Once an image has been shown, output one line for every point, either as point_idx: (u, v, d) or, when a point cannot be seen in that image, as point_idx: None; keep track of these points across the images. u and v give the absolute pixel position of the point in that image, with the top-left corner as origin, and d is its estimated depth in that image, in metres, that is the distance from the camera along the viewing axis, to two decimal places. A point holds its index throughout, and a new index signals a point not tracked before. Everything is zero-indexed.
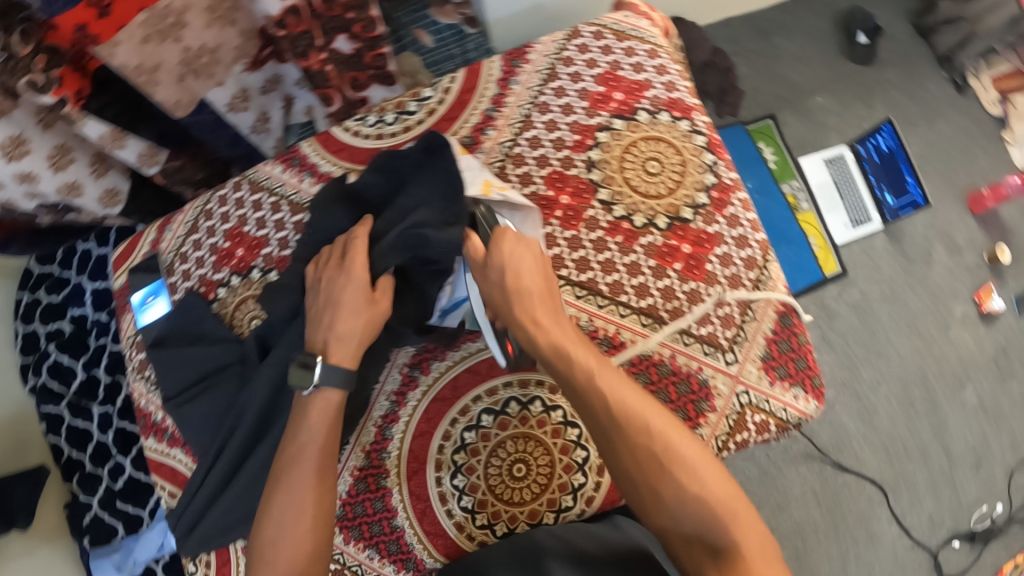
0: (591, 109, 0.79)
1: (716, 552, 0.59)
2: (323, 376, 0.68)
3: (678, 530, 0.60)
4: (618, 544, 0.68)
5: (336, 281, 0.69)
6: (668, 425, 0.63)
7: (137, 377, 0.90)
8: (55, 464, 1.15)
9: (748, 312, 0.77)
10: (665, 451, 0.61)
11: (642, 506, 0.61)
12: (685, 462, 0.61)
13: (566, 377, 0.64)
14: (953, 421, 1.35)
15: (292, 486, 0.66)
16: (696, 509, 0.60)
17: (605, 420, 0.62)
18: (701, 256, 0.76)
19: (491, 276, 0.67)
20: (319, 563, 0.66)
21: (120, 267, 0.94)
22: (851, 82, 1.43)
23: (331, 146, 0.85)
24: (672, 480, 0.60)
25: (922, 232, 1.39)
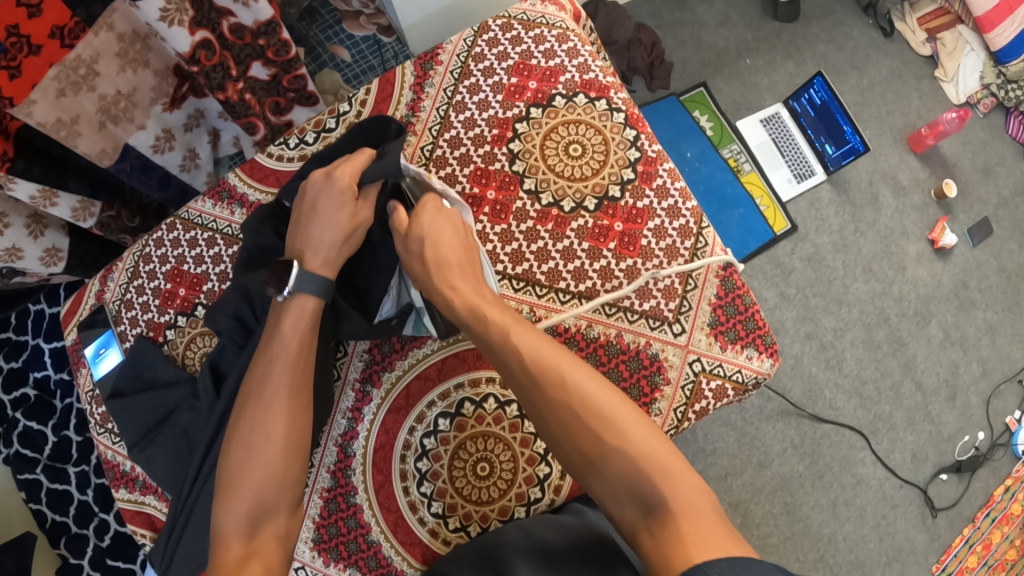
0: (507, 101, 0.80)
1: (647, 509, 0.51)
2: (300, 281, 0.68)
3: (606, 488, 0.54)
4: (578, 528, 0.69)
5: (321, 189, 0.69)
6: (591, 378, 0.57)
7: (100, 430, 0.89)
8: (40, 531, 1.10)
9: (689, 281, 0.77)
10: (585, 403, 0.55)
11: (573, 464, 0.56)
12: (605, 415, 0.55)
13: (486, 339, 0.61)
14: (921, 357, 1.37)
15: (263, 404, 0.65)
16: (619, 463, 0.53)
17: (522, 376, 0.58)
18: (635, 232, 0.77)
19: (412, 249, 0.65)
20: (288, 489, 0.64)
21: (70, 323, 0.93)
22: (777, 40, 1.44)
23: (256, 174, 0.84)
24: (593, 433, 0.54)
25: (866, 178, 1.40)
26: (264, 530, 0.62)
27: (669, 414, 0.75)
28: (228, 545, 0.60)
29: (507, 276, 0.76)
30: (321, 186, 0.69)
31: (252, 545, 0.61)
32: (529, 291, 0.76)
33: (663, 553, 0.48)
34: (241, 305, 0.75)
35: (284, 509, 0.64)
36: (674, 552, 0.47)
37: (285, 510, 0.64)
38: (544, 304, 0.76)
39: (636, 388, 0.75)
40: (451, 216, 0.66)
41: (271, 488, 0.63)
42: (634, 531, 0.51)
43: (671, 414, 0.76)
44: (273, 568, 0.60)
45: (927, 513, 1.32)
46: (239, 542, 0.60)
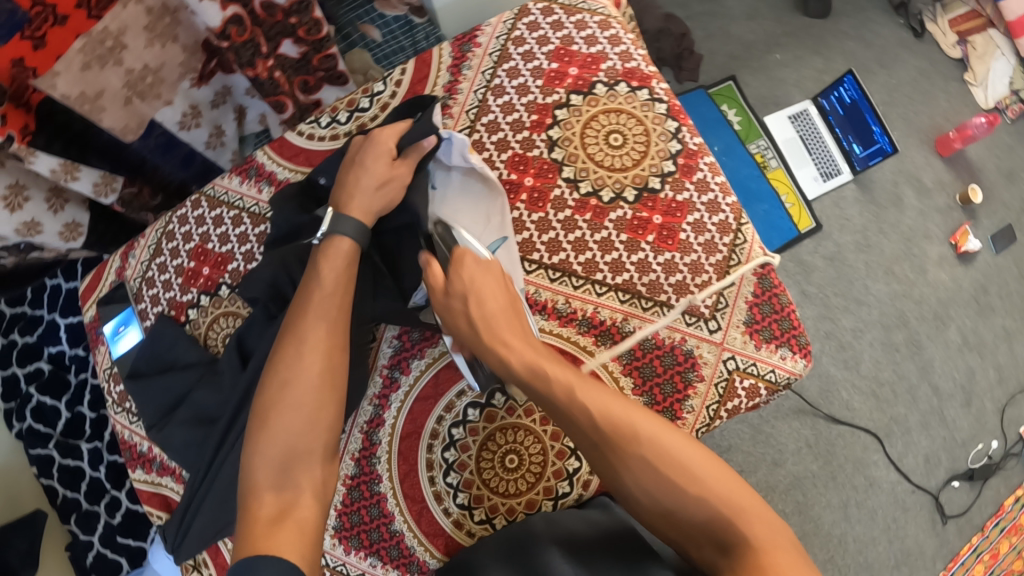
0: (546, 87, 0.78)
1: (727, 550, 0.50)
2: (333, 225, 0.68)
3: (685, 536, 0.53)
4: (609, 523, 0.66)
5: (361, 145, 0.70)
6: (655, 425, 0.56)
7: (118, 409, 0.88)
8: (51, 507, 1.09)
9: (727, 278, 0.75)
10: (656, 453, 0.54)
11: (643, 509, 0.55)
12: (680, 462, 0.54)
13: (547, 398, 0.59)
14: (939, 361, 1.36)
15: (298, 344, 0.64)
16: (696, 510, 0.52)
17: (587, 432, 0.57)
18: (674, 225, 0.75)
19: (454, 305, 0.62)
20: (322, 433, 0.61)
21: (90, 300, 0.92)
22: (806, 36, 1.42)
23: (286, 153, 0.83)
24: (666, 482, 0.53)
25: (891, 178, 1.39)
26: (297, 479, 0.59)
27: (701, 412, 0.74)
28: (260, 497, 0.57)
29: (543, 265, 0.75)
30: (362, 142, 0.70)
31: (284, 499, 0.58)
32: (565, 281, 0.74)
33: None
34: (279, 271, 0.75)
35: (318, 457, 0.61)
36: None
37: (320, 456, 0.61)
38: (580, 295, 0.74)
39: (669, 385, 0.74)
40: (489, 265, 0.63)
41: (306, 432, 0.61)
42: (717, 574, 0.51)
43: (703, 412, 0.74)
44: (307, 517, 0.57)
45: (937, 519, 1.31)
46: (271, 493, 0.58)
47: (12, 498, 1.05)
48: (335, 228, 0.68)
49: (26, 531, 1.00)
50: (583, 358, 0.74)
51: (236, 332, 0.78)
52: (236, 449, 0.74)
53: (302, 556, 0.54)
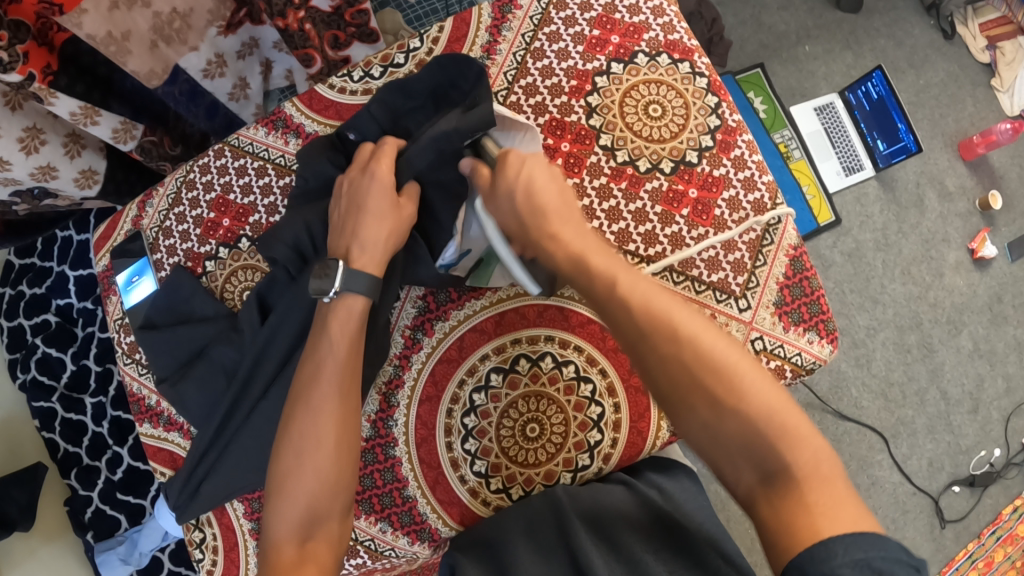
0: (587, 53, 0.76)
1: (767, 474, 0.49)
2: (345, 281, 0.64)
3: (723, 458, 0.51)
4: (636, 507, 0.67)
5: (359, 184, 0.66)
6: (709, 338, 0.53)
7: (127, 361, 0.86)
8: (52, 461, 1.11)
9: (759, 256, 0.74)
10: (707, 371, 0.51)
11: (681, 423, 0.53)
12: (722, 370, 0.52)
13: (591, 293, 0.57)
14: (949, 365, 1.35)
15: (310, 412, 0.61)
16: (739, 433, 0.50)
17: (634, 333, 0.54)
18: (709, 201, 0.74)
19: (502, 202, 0.60)
20: (340, 495, 0.61)
21: (103, 249, 0.90)
22: (837, 30, 1.41)
23: (315, 106, 0.81)
24: (712, 403, 0.51)
25: (913, 179, 1.38)
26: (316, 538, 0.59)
27: None
28: (281, 549, 0.58)
29: None
30: (358, 181, 0.66)
31: (305, 550, 0.58)
32: None
33: (786, 520, 0.47)
34: (301, 233, 0.73)
35: (336, 516, 0.61)
36: (798, 519, 0.47)
37: (337, 514, 0.61)
38: None
39: None
40: (550, 166, 0.61)
41: (323, 495, 0.60)
42: (754, 497, 0.50)
43: None
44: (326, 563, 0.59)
45: (935, 523, 1.30)
46: (292, 545, 0.58)
47: (14, 450, 1.08)
48: (348, 286, 0.64)
49: (27, 485, 1.00)
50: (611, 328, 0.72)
51: (255, 288, 0.77)
52: (264, 400, 0.75)
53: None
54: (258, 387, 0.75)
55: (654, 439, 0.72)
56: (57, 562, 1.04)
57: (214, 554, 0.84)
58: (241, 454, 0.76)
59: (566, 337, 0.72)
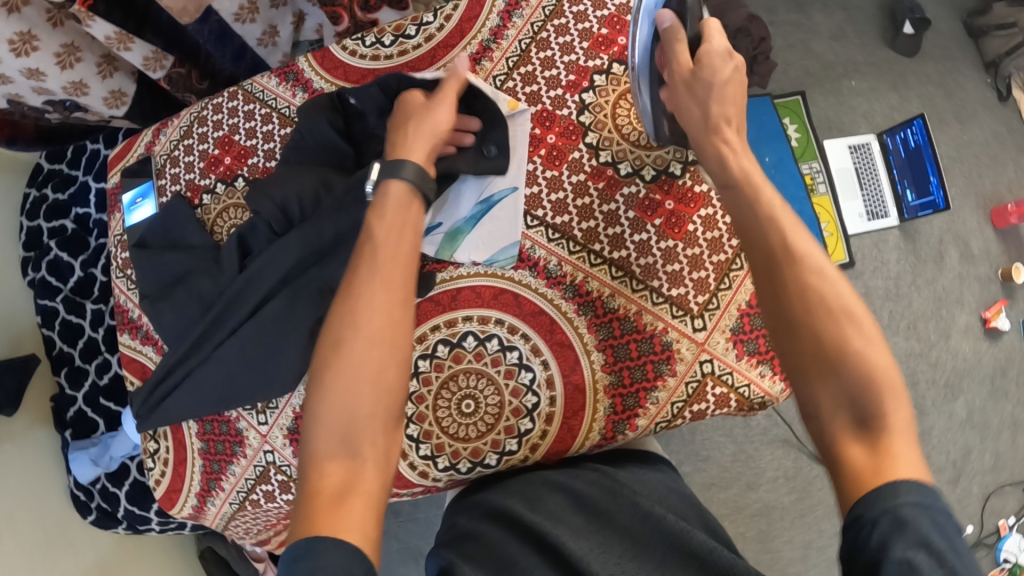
0: (591, 50, 0.79)
1: (863, 418, 0.50)
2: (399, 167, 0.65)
3: (812, 390, 0.53)
4: (611, 485, 0.67)
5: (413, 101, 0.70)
6: (844, 287, 0.54)
7: (120, 274, 0.92)
8: (48, 356, 1.26)
9: (724, 280, 0.76)
10: (837, 313, 0.53)
11: (794, 347, 0.54)
12: (849, 308, 0.53)
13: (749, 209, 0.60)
14: (938, 429, 1.33)
15: (355, 304, 0.57)
16: (841, 371, 0.51)
17: (776, 251, 0.57)
18: (684, 215, 0.76)
19: (692, 98, 0.68)
20: (388, 398, 0.55)
21: (115, 167, 0.95)
22: (887, 69, 1.35)
23: (326, 64, 0.83)
24: (828, 337, 0.52)
25: (937, 234, 1.34)
26: (360, 447, 0.53)
27: (665, 405, 0.75)
28: (324, 465, 0.52)
29: (545, 223, 0.76)
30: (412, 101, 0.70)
31: (352, 465, 0.52)
32: (562, 244, 0.76)
33: (874, 460, 0.48)
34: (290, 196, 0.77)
35: (382, 427, 0.55)
36: (876, 460, 0.48)
37: (381, 425, 0.55)
38: (573, 261, 0.75)
39: (640, 370, 0.74)
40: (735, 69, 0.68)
41: (371, 396, 0.55)
42: (840, 437, 0.51)
43: (667, 406, 0.75)
44: (373, 489, 0.52)
45: None
46: (333, 466, 0.52)
47: (17, 340, 1.23)
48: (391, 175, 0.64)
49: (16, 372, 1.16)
50: (561, 323, 0.74)
51: (239, 229, 0.81)
52: (226, 338, 0.79)
53: (366, 536, 0.49)
54: (228, 324, 0.79)
55: (585, 437, 0.74)
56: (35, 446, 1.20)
57: (164, 465, 0.90)
58: (199, 382, 0.80)
59: (515, 324, 0.74)
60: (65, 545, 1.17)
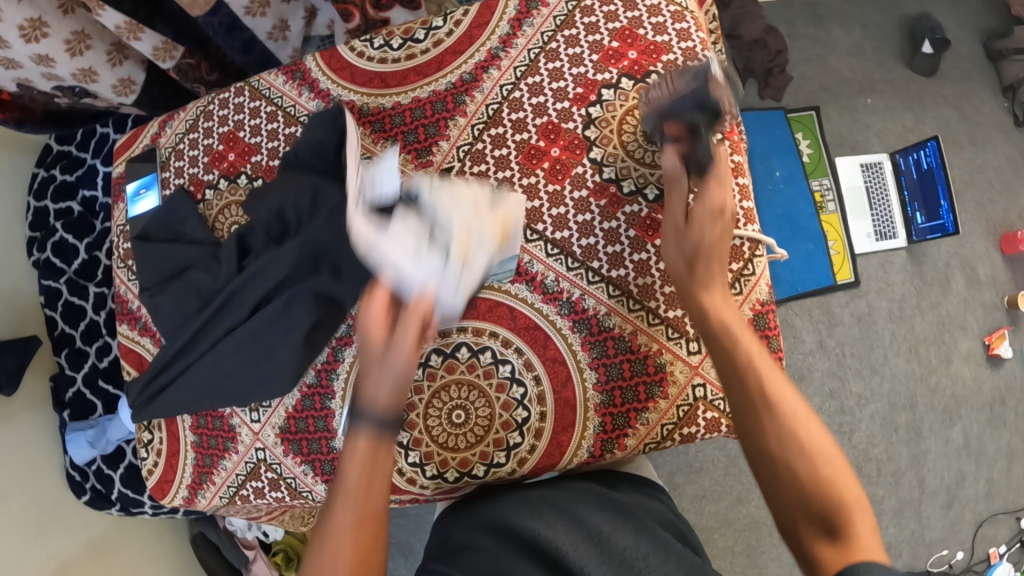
0: (600, 63, 0.79)
1: (834, 534, 0.55)
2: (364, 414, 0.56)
3: (786, 508, 0.59)
4: (604, 507, 0.67)
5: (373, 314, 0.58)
6: (810, 419, 0.60)
7: (120, 264, 0.92)
8: (48, 337, 1.28)
9: None
10: (802, 443, 0.59)
11: (773, 483, 0.60)
12: (815, 444, 0.59)
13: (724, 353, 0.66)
14: (933, 454, 1.33)
15: (339, 497, 0.55)
16: (808, 494, 0.57)
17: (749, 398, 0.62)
18: None
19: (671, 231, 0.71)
20: None
21: (121, 157, 0.94)
22: (903, 89, 1.34)
23: (333, 65, 0.83)
24: (794, 463, 0.59)
25: (944, 258, 1.33)
26: None
27: (655, 427, 0.74)
28: None
29: (544, 238, 0.76)
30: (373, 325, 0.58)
31: None
32: (561, 260, 0.76)
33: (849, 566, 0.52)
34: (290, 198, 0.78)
35: None
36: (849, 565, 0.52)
37: None
38: (571, 277, 0.75)
39: (632, 390, 0.74)
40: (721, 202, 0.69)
41: None
42: (811, 543, 0.56)
43: (657, 428, 0.75)
44: None
45: None
46: None
47: (21, 321, 1.26)
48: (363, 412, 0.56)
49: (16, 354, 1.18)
50: (554, 338, 0.74)
51: (239, 229, 0.81)
52: (223, 338, 0.79)
53: None
54: (224, 323, 0.79)
55: (573, 455, 0.74)
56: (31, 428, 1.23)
57: (157, 456, 0.91)
58: (194, 380, 0.81)
59: (510, 337, 0.74)
60: (58, 524, 1.20)
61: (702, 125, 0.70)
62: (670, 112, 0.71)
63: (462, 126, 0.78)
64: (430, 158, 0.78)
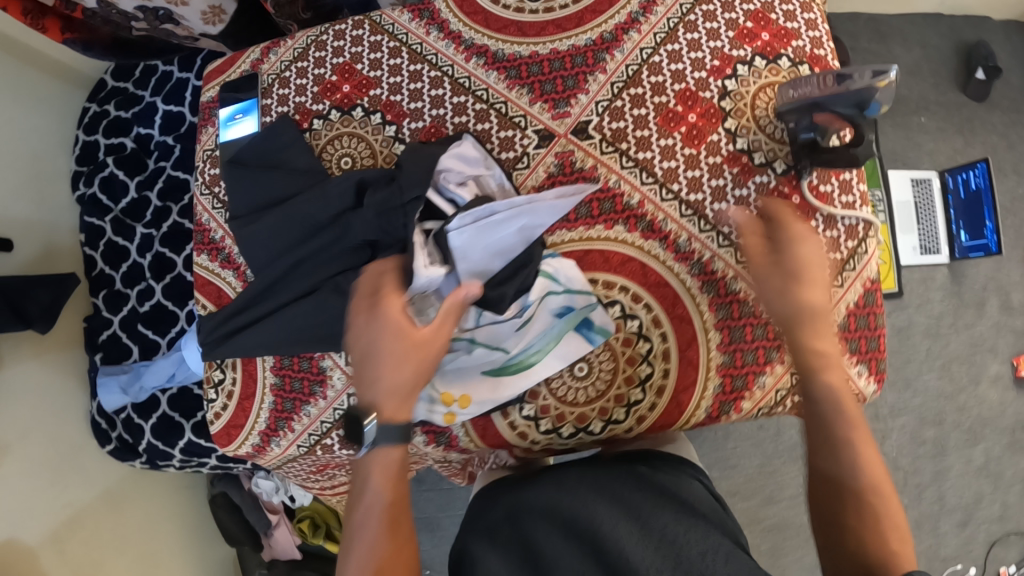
0: (736, 40, 0.82)
1: None
2: (380, 429, 0.60)
3: (839, 574, 0.55)
4: (644, 488, 0.64)
5: (377, 333, 0.62)
6: (887, 492, 0.58)
7: (205, 192, 0.87)
8: (85, 276, 1.27)
9: (837, 278, 0.80)
10: (868, 500, 0.57)
11: (828, 541, 0.57)
12: (880, 513, 0.56)
13: (814, 400, 0.64)
14: (955, 471, 1.35)
15: (365, 481, 0.59)
16: (857, 551, 0.55)
17: (834, 452, 0.60)
18: (807, 212, 0.80)
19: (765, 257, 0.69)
20: None
21: (212, 81, 0.89)
22: (956, 112, 1.38)
23: (466, 8, 0.82)
24: (851, 518, 0.57)
25: (983, 280, 1.37)
26: None
27: (771, 393, 0.75)
28: None
29: (679, 199, 0.77)
30: (369, 328, 0.63)
31: None
32: (694, 221, 0.77)
33: None
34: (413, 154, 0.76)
35: None
36: None
37: None
38: (702, 239, 0.76)
39: (752, 355, 0.75)
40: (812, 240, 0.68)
41: None
42: None
43: (773, 395, 0.75)
44: None
45: None
46: None
47: (52, 256, 1.22)
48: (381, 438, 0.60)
49: (51, 289, 1.16)
50: (683, 298, 0.75)
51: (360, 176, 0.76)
52: (330, 277, 0.77)
53: None
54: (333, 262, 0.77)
55: (690, 416, 0.74)
56: (55, 367, 1.21)
57: (227, 399, 0.86)
58: (291, 317, 0.78)
59: (639, 293, 0.75)
60: (73, 472, 1.19)
61: (858, 122, 0.73)
62: (825, 104, 0.74)
63: (602, 82, 0.80)
64: (569, 109, 0.79)
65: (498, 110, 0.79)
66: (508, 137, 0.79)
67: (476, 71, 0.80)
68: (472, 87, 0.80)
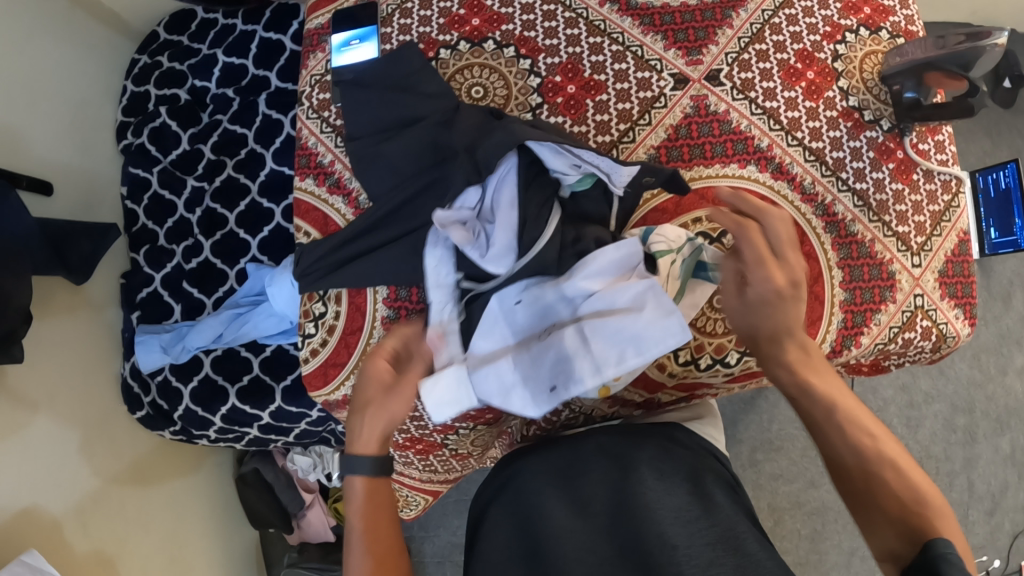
0: (843, 11, 0.84)
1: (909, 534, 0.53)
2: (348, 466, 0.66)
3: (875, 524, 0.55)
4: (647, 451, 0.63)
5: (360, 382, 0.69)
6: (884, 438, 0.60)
7: (313, 116, 0.85)
8: (125, 231, 1.20)
9: (937, 227, 0.82)
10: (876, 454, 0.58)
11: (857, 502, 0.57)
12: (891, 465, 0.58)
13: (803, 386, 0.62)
14: (984, 460, 1.39)
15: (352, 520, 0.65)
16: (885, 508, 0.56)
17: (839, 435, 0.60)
18: (912, 165, 0.82)
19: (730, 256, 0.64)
20: None
21: (320, 10, 0.90)
22: (984, 117, 1.47)
23: None
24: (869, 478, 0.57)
25: (1008, 276, 1.45)
26: None
27: (885, 328, 0.79)
28: None
29: (802, 146, 0.80)
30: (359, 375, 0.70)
31: None
32: (816, 166, 0.80)
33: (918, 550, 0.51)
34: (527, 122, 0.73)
35: None
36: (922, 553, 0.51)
37: None
38: (825, 183, 0.80)
39: (868, 293, 0.79)
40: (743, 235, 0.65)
41: None
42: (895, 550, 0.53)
43: (886, 329, 0.79)
44: None
45: None
46: None
47: (93, 205, 1.15)
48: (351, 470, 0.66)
49: (93, 238, 1.08)
50: (810, 237, 0.79)
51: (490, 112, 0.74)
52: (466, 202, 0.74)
53: None
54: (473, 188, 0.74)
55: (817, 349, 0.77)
56: (89, 325, 1.12)
57: (327, 334, 0.82)
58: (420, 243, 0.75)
59: None
60: (103, 439, 1.09)
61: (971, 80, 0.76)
62: (939, 63, 0.76)
63: (730, 36, 0.82)
64: (701, 57, 0.81)
65: (635, 53, 0.81)
66: (645, 78, 0.81)
67: (611, 16, 0.83)
68: (608, 30, 0.82)
